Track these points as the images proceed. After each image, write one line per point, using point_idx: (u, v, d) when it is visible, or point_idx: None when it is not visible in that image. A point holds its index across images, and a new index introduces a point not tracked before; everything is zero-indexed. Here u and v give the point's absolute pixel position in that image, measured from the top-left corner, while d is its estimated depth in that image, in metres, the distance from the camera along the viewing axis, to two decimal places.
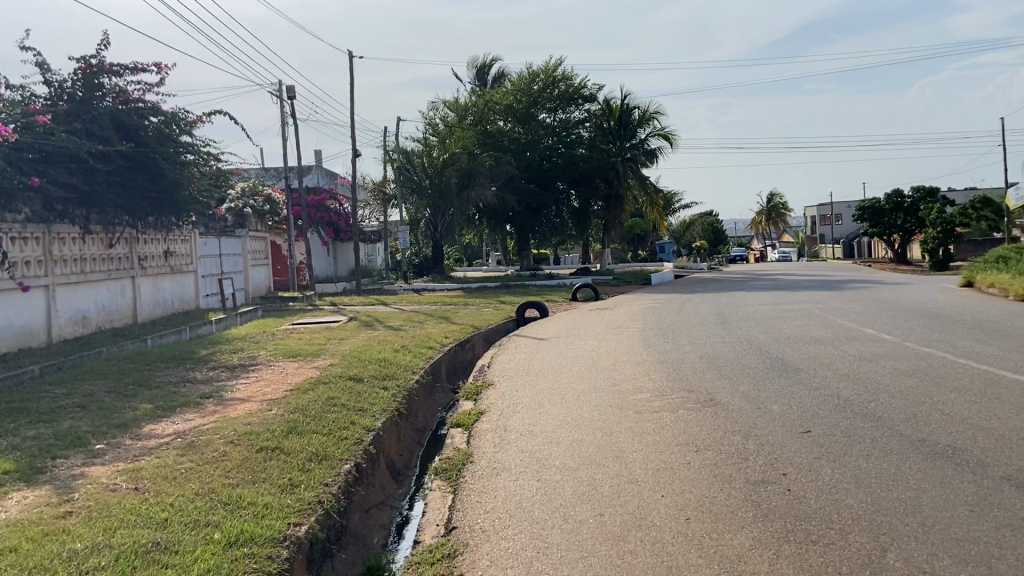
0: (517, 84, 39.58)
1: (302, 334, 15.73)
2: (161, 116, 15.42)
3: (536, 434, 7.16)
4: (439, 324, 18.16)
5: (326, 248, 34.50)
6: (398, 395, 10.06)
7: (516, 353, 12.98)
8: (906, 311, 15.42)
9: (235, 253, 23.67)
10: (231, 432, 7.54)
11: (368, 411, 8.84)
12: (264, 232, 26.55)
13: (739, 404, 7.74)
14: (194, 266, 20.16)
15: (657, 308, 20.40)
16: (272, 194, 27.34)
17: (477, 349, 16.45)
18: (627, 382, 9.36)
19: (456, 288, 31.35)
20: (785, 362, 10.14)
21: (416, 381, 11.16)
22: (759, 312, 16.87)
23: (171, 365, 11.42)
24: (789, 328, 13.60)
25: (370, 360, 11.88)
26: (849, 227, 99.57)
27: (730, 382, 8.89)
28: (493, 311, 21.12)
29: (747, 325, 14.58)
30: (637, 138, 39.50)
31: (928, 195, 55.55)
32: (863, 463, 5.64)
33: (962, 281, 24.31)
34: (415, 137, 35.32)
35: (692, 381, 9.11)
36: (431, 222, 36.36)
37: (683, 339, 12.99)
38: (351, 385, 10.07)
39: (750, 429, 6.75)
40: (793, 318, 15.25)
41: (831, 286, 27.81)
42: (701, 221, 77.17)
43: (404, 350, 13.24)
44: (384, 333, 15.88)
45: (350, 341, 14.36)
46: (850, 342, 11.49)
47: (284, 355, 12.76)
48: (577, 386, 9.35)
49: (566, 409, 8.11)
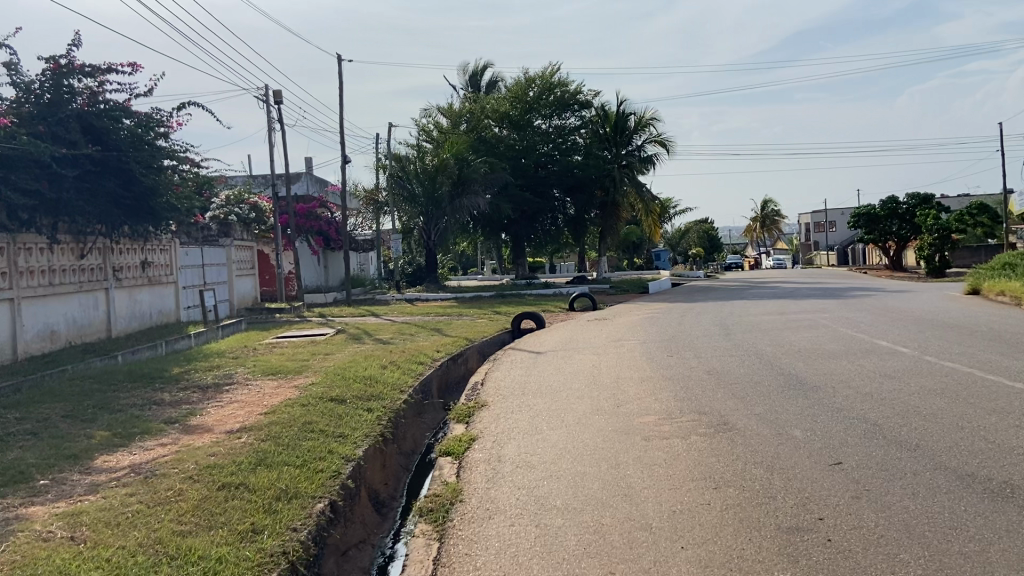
0: (513, 90, 38.85)
1: (285, 348, 14.98)
2: (135, 119, 14.69)
3: (533, 466, 6.39)
4: (430, 336, 17.41)
5: (316, 258, 33.71)
6: (384, 417, 9.28)
7: (511, 369, 12.21)
8: (919, 321, 14.67)
9: (218, 263, 22.94)
10: (191, 466, 6.77)
11: (348, 438, 8.05)
12: (250, 241, 25.82)
13: (756, 429, 6.97)
14: (174, 277, 19.44)
15: (657, 318, 19.64)
16: (259, 202, 27.20)
17: (471, 363, 15.69)
18: (631, 403, 8.59)
19: (450, 298, 30.64)
20: (800, 378, 9.38)
21: (405, 400, 10.38)
22: (764, 323, 16.14)
23: (140, 385, 10.69)
24: (799, 340, 12.86)
25: (354, 377, 11.12)
26: (844, 233, 99.10)
27: (745, 402, 8.14)
28: (487, 322, 20.39)
29: (753, 337, 13.83)
30: (633, 144, 40.34)
31: (922, 202, 54.36)
32: (910, 504, 4.86)
33: (969, 289, 23.61)
34: (408, 144, 34.67)
35: (703, 402, 8.34)
36: (423, 231, 35.56)
37: (688, 353, 12.24)
38: (331, 407, 9.29)
39: (773, 459, 5.97)
40: (801, 329, 14.51)
41: (833, 293, 27.12)
42: (697, 228, 76.54)
43: (392, 366, 12.49)
44: (371, 347, 15.13)
45: (335, 356, 13.60)
46: (867, 356, 10.73)
47: (264, 372, 12.00)
48: (577, 407, 8.59)
49: (566, 436, 7.34)
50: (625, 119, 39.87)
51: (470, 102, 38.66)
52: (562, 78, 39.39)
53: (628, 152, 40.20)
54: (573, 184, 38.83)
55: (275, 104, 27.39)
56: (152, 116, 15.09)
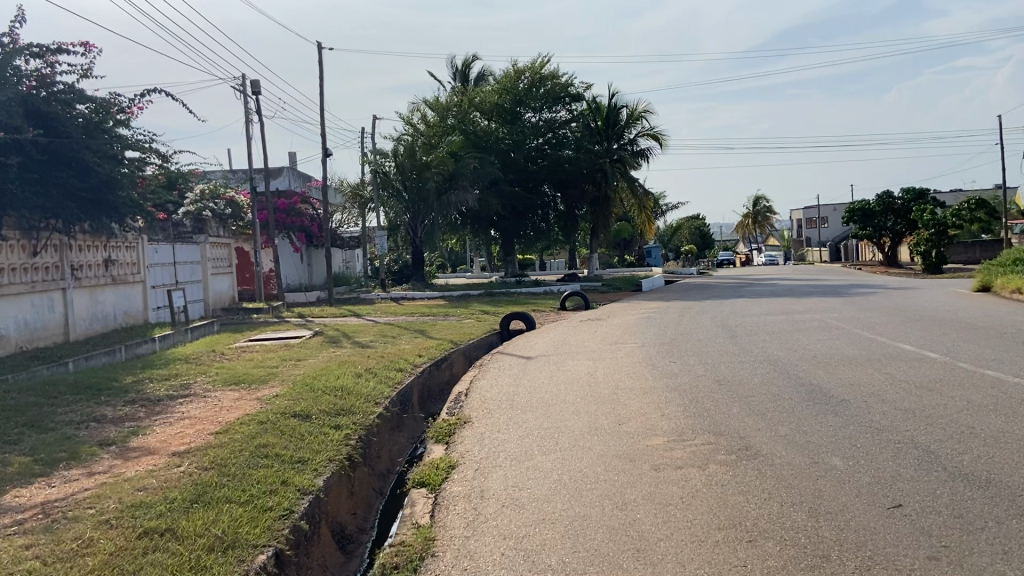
0: (502, 82, 37.70)
1: (255, 353, 13.84)
2: (91, 104, 13.92)
3: (526, 507, 5.29)
4: (413, 339, 16.28)
5: (298, 256, 32.51)
6: (354, 436, 8.17)
7: (499, 377, 11.10)
8: (937, 322, 13.67)
9: (192, 261, 21.79)
10: (112, 506, 5.64)
11: (309, 463, 6.95)
12: (227, 238, 24.63)
13: (787, 458, 5.88)
14: (142, 275, 18.31)
15: (654, 318, 18.59)
16: (235, 198, 25.65)
17: (456, 368, 14.61)
18: (636, 422, 7.52)
19: (437, 296, 29.59)
20: (824, 390, 8.33)
21: (379, 414, 9.27)
22: (769, 324, 15.09)
23: (82, 398, 9.53)
24: (811, 344, 11.82)
25: (323, 388, 9.99)
26: (835, 229, 98.47)
27: (767, 420, 7.07)
28: (474, 322, 19.31)
29: (760, 340, 12.76)
30: (626, 138, 38.90)
31: (918, 197, 54.33)
32: (1007, 569, 3.80)
33: (977, 286, 22.70)
34: (396, 137, 33.52)
35: (718, 419, 7.26)
36: (410, 228, 34.48)
37: (693, 358, 11.17)
38: (294, 424, 8.18)
39: (816, 501, 4.89)
40: (812, 331, 13.47)
41: (836, 291, 26.16)
42: (689, 224, 75.54)
43: (368, 373, 11.37)
44: (348, 351, 14.00)
45: (307, 362, 12.50)
46: (893, 362, 9.68)
47: (226, 381, 10.88)
48: (574, 427, 7.49)
49: (562, 464, 6.24)
50: (617, 111, 38.36)
51: (458, 94, 37.72)
52: (553, 70, 38.33)
53: (620, 147, 38.70)
54: (565, 179, 37.71)
55: (253, 94, 26.15)
56: (108, 101, 14.33)
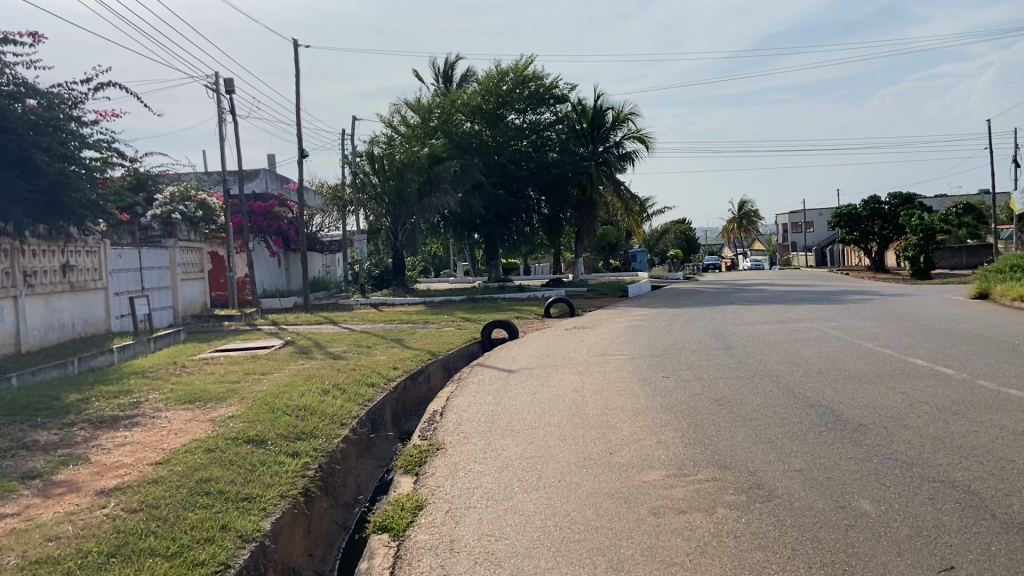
0: (484, 83, 36.82)
1: (219, 366, 12.95)
2: (42, 100, 13.40)
3: (504, 565, 4.44)
4: (390, 348, 15.43)
5: (275, 260, 31.55)
6: (313, 464, 7.29)
7: (478, 393, 10.26)
8: (943, 333, 12.92)
9: (160, 266, 20.84)
10: (11, 563, 4.79)
11: (258, 501, 6.08)
12: (198, 242, 23.66)
13: (807, 500, 5.07)
14: (104, 282, 17.34)
15: (642, 325, 17.83)
16: (205, 199, 24.24)
17: (435, 382, 13.76)
18: (629, 451, 6.68)
19: (418, 302, 28.71)
20: (835, 412, 7.55)
21: (345, 437, 8.39)
22: (764, 334, 14.34)
23: (14, 420, 8.62)
24: (814, 357, 11.04)
25: (283, 408, 9.10)
26: (820, 233, 98.22)
27: (777, 451, 6.26)
28: (455, 330, 18.47)
29: (758, 352, 11.98)
30: (611, 141, 38.24)
31: (904, 201, 53.32)
32: None
33: (974, 293, 22.12)
34: (377, 139, 32.67)
35: (723, 449, 6.45)
36: (391, 231, 33.61)
37: (687, 372, 10.39)
38: (247, 451, 7.31)
39: (850, 563, 4.07)
40: (811, 342, 12.72)
41: (828, 297, 25.52)
42: (675, 228, 74.98)
43: (336, 390, 10.50)
44: (318, 363, 13.14)
45: (273, 376, 11.63)
46: (904, 380, 8.93)
47: (181, 400, 9.99)
48: (559, 456, 6.65)
49: (546, 505, 5.40)
50: (602, 113, 37.74)
51: (440, 95, 36.82)
52: (537, 71, 37.56)
53: (605, 148, 38.18)
54: (549, 183, 36.93)
55: (226, 92, 25.13)
56: (61, 96, 13.80)
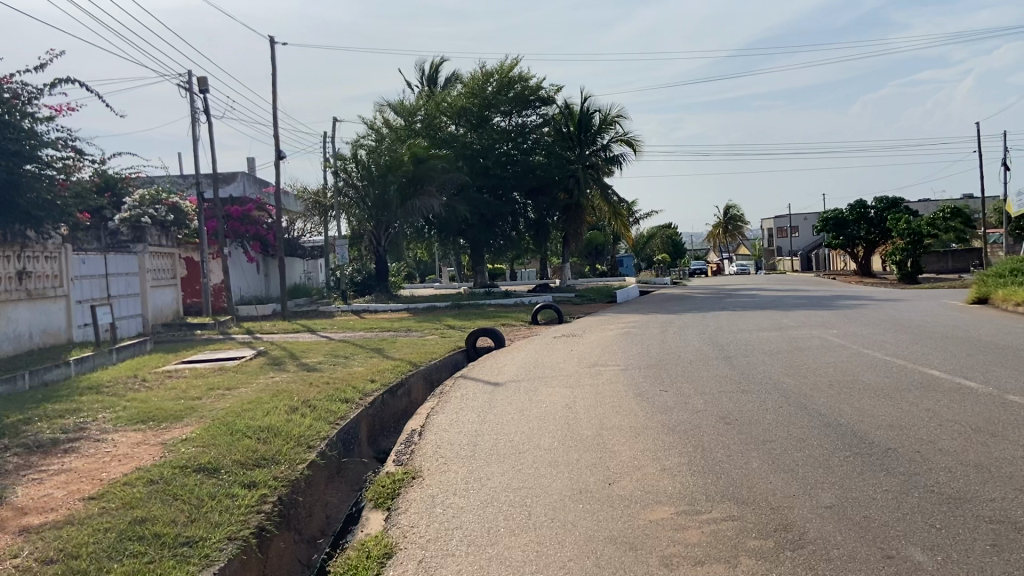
0: (469, 86, 36.04)
1: (182, 380, 12.01)
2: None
3: None
4: (368, 359, 14.54)
5: (252, 266, 30.56)
6: (271, 497, 6.41)
7: (461, 409, 9.41)
8: (954, 341, 12.19)
9: (128, 273, 19.89)
10: None
11: (201, 546, 5.20)
12: (170, 247, 22.67)
13: (848, 549, 4.26)
14: (65, 289, 16.38)
15: (633, 333, 17.03)
16: (178, 203, 23.20)
17: (415, 395, 12.90)
18: (630, 481, 5.85)
19: (401, 309, 27.79)
20: (858, 433, 6.75)
21: (311, 462, 7.51)
22: (763, 342, 13.60)
23: None
24: (821, 368, 10.27)
25: (243, 429, 8.21)
26: (806, 238, 98.02)
27: (802, 483, 5.46)
28: (437, 339, 17.63)
29: (760, 362, 11.21)
30: (598, 144, 37.36)
31: (891, 206, 53.34)
32: None
33: (971, 298, 21.52)
34: (359, 140, 31.74)
35: (739, 480, 5.63)
36: (373, 236, 32.68)
37: (687, 386, 9.59)
38: (196, 483, 6.43)
39: None
40: (816, 351, 11.95)
41: (822, 303, 24.82)
42: (661, 233, 74.38)
43: (306, 407, 9.62)
44: (289, 376, 12.26)
45: (238, 392, 10.72)
46: (926, 394, 8.16)
47: (133, 420, 9.08)
48: (550, 489, 5.83)
49: (538, 553, 4.56)
50: (590, 116, 36.92)
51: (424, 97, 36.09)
52: (523, 72, 36.71)
53: (592, 152, 37.28)
54: (535, 186, 36.17)
55: (200, 92, 24.17)
56: (17, 95, 13.88)
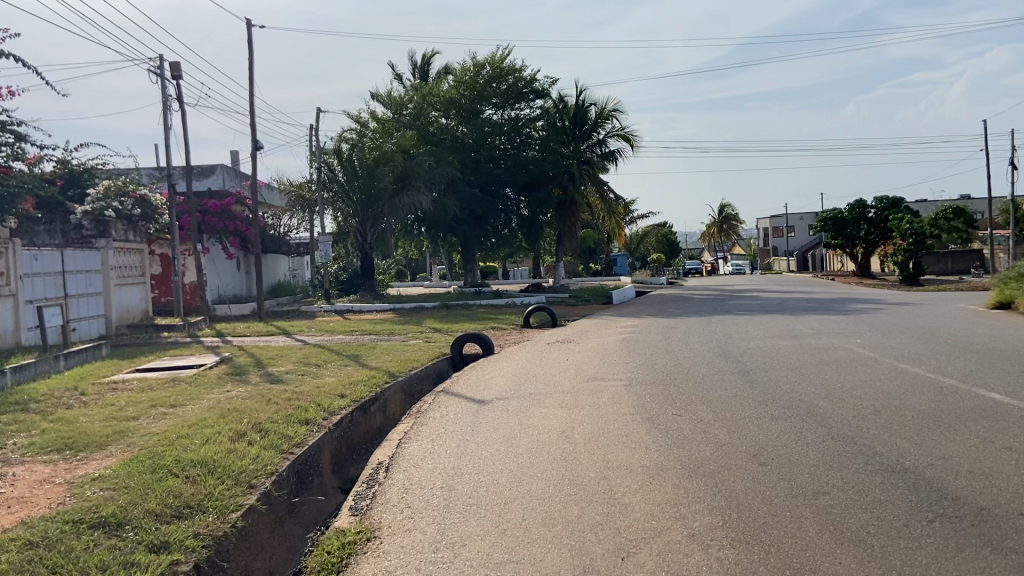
0: (460, 77, 34.56)
1: (124, 394, 10.53)
2: None
3: None
4: (341, 369, 13.07)
5: (232, 263, 29.03)
6: (185, 565, 4.96)
7: (438, 435, 7.96)
8: (1000, 355, 10.84)
9: (88, 270, 18.40)
10: None
11: None
12: (139, 243, 21.15)
13: None
14: (12, 288, 14.89)
15: (635, 340, 15.61)
16: (147, 196, 21.61)
17: (391, 410, 11.46)
18: (650, 554, 4.44)
19: (388, 309, 26.36)
20: (935, 485, 5.36)
21: (248, 509, 6.08)
22: (782, 353, 12.21)
23: None
24: (857, 388, 8.90)
25: (172, 463, 6.76)
26: (803, 237, 96.87)
27: (884, 568, 4.07)
28: (420, 344, 16.20)
29: (781, 379, 9.82)
30: (593, 139, 35.79)
31: (891, 206, 52.08)
32: None
33: (993, 303, 20.19)
34: (344, 133, 30.24)
35: (798, 560, 4.23)
36: (358, 234, 31.22)
37: (704, 410, 8.18)
38: (87, 550, 4.97)
39: None
40: (846, 366, 10.57)
41: (832, 306, 23.45)
42: (656, 232, 73.02)
43: (258, 431, 8.17)
44: (248, 390, 10.79)
45: (183, 411, 9.24)
46: (996, 427, 6.77)
47: (49, 448, 7.63)
48: (543, 566, 4.41)
49: None
50: (585, 109, 35.33)
51: (415, 88, 34.80)
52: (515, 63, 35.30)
53: (588, 147, 35.69)
54: (528, 181, 34.74)
55: (172, 78, 22.60)
56: None
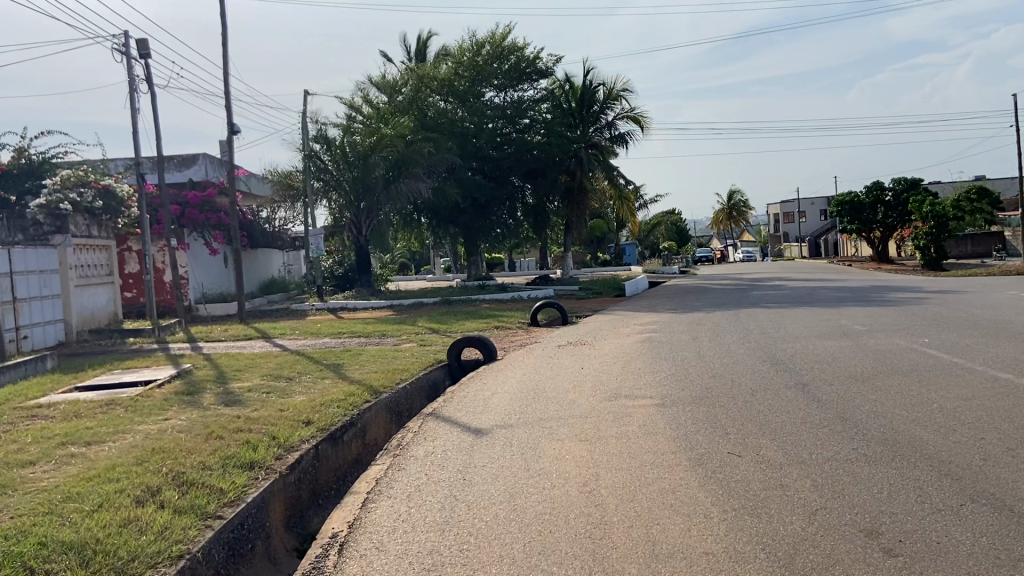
0: (458, 57, 32.49)
1: (39, 426, 8.52)
2: None
3: None
4: (317, 384, 11.02)
5: (215, 259, 26.96)
6: None
7: (418, 489, 5.93)
8: None
9: (43, 269, 16.43)
10: None
11: None
12: (106, 237, 19.17)
13: None
14: None
15: (659, 341, 13.56)
16: (112, 187, 19.54)
17: (370, 435, 9.42)
18: None
19: (384, 305, 24.46)
20: None
21: None
22: (840, 358, 10.18)
23: None
24: (965, 411, 6.86)
25: (33, 553, 4.75)
26: (814, 223, 94.55)
27: None
28: (413, 349, 14.19)
29: (855, 396, 7.78)
30: (602, 122, 33.79)
31: (910, 187, 49.54)
32: None
33: None
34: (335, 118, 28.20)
35: None
36: (353, 225, 29.19)
37: (771, 448, 6.16)
38: None
39: None
40: (931, 376, 8.53)
41: (868, 297, 21.39)
42: (666, 220, 70.79)
43: (180, 485, 6.15)
44: (192, 417, 8.77)
45: (96, 453, 7.21)
46: None
47: None
48: None
49: None
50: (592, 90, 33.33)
51: (410, 70, 32.61)
52: (517, 41, 33.16)
53: (596, 131, 33.74)
54: (533, 167, 32.70)
55: (139, 57, 20.51)
56: None
